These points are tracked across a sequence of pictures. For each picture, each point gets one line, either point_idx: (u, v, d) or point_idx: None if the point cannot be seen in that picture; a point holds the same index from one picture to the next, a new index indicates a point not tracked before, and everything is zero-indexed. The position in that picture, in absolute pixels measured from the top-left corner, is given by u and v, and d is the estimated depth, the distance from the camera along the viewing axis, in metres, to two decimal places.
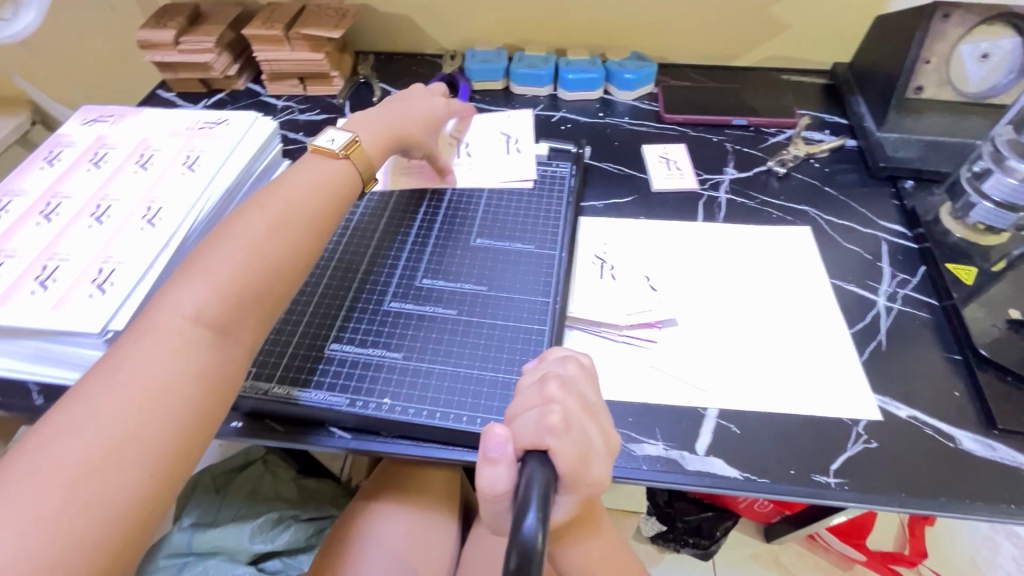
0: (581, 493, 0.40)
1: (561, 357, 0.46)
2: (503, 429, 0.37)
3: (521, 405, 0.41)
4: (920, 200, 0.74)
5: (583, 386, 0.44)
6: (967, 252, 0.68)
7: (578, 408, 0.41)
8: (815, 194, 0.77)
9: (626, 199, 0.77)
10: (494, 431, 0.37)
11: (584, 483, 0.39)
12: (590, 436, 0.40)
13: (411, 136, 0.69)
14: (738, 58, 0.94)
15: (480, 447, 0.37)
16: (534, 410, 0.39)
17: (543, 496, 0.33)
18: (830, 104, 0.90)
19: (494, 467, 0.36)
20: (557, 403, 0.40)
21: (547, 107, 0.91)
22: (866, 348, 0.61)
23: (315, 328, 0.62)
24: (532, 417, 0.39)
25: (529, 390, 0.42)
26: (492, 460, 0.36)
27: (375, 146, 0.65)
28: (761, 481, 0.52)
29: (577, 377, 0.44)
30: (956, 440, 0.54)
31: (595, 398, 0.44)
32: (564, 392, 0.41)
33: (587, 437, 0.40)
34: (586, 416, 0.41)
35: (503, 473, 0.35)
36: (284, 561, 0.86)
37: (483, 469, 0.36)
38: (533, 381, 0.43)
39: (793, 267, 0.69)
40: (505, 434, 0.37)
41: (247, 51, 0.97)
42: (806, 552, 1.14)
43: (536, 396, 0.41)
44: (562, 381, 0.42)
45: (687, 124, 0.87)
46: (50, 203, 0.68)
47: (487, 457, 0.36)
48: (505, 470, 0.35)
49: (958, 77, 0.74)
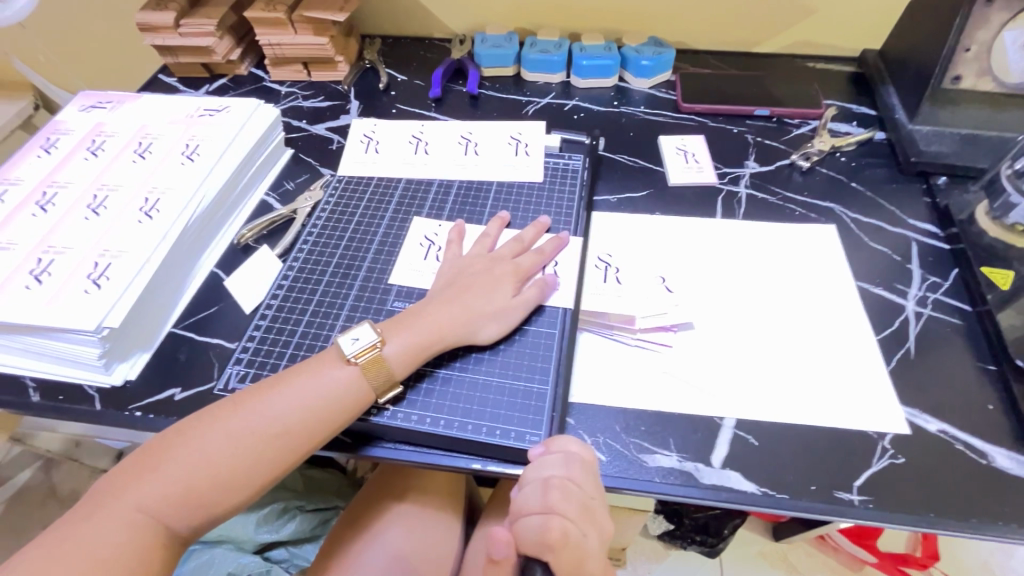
0: None
1: (563, 457, 0.47)
2: (505, 535, 0.45)
3: (524, 507, 0.46)
4: (954, 197, 0.70)
5: (585, 488, 0.47)
6: (1003, 254, 0.64)
7: (576, 515, 0.46)
8: (841, 190, 0.73)
9: (640, 193, 0.74)
10: (497, 539, 0.44)
11: None
12: (585, 540, 0.45)
13: (443, 329, 0.55)
14: (762, 44, 0.90)
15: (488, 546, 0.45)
16: (535, 519, 0.45)
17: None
18: (858, 93, 0.85)
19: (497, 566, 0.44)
20: (556, 516, 0.45)
21: (559, 94, 0.88)
22: (893, 356, 0.58)
23: (316, 329, 0.60)
24: (534, 526, 0.45)
25: (532, 492, 0.47)
26: (497, 561, 0.44)
27: (400, 356, 0.53)
28: (779, 497, 0.49)
29: (581, 480, 0.47)
30: (988, 457, 0.51)
31: (592, 494, 0.48)
32: (564, 499, 0.46)
33: (583, 541, 0.45)
34: (583, 522, 0.46)
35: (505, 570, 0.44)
36: (291, 551, 0.86)
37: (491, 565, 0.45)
38: (535, 480, 0.47)
39: (816, 267, 0.65)
40: (506, 539, 0.44)
41: (250, 35, 0.94)
42: (815, 551, 1.12)
43: (537, 502, 0.46)
44: (564, 487, 0.46)
45: (706, 114, 0.83)
46: (46, 193, 0.67)
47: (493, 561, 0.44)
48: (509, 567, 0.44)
49: (999, 67, 0.69)
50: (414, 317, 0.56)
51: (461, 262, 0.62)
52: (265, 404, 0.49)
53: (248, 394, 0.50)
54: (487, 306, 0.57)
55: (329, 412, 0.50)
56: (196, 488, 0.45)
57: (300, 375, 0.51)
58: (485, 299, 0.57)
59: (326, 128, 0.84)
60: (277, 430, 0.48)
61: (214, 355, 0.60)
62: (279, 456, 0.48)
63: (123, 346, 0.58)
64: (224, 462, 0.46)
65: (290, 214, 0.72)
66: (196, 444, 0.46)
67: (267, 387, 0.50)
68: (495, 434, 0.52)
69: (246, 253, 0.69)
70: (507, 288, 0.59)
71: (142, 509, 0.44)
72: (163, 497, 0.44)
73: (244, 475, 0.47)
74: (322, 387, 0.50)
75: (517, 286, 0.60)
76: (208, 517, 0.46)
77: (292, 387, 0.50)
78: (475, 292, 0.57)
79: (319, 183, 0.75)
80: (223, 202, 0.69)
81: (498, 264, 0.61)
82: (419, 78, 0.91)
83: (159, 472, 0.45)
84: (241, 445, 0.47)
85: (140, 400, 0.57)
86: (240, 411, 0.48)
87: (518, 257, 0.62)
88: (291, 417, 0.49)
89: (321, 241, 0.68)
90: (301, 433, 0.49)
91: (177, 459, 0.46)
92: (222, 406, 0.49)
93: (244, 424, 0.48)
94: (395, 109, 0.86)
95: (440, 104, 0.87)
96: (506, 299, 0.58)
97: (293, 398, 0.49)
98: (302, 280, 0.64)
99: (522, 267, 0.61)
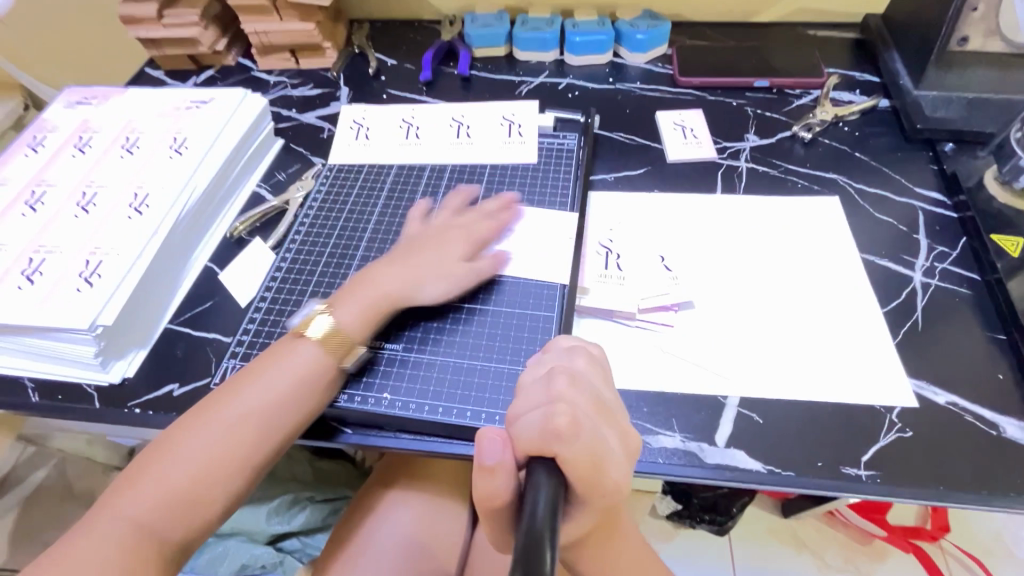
0: (601, 504, 0.37)
1: (566, 351, 0.45)
2: (500, 433, 0.35)
3: (524, 406, 0.39)
4: (962, 163, 0.68)
5: (595, 384, 0.42)
6: (1013, 221, 0.62)
7: (587, 407, 0.39)
8: (844, 160, 0.71)
9: (638, 171, 0.72)
10: (490, 437, 0.34)
11: (599, 492, 0.36)
12: (603, 437, 0.38)
13: (392, 298, 0.55)
14: (759, 13, 0.87)
15: (476, 456, 0.34)
16: (536, 410, 0.38)
17: (551, 514, 0.30)
18: (861, 60, 0.83)
19: (491, 477, 0.33)
20: (563, 402, 0.38)
21: (553, 73, 0.85)
22: (901, 329, 0.57)
23: (302, 316, 0.60)
24: (534, 420, 0.37)
25: (537, 389, 0.41)
26: (490, 469, 0.33)
27: (354, 325, 0.54)
28: (785, 475, 0.49)
29: (587, 372, 0.43)
30: (999, 428, 0.50)
31: (608, 397, 0.42)
32: (572, 390, 0.40)
33: (601, 438, 0.38)
34: (599, 417, 0.39)
35: (502, 482, 0.33)
36: (303, 540, 0.87)
37: (481, 480, 0.33)
38: (538, 378, 0.42)
39: (821, 239, 0.64)
40: (502, 438, 0.34)
41: (236, 24, 0.92)
42: (824, 526, 1.12)
43: (542, 395, 0.39)
44: (570, 377, 0.41)
45: (703, 88, 0.81)
46: (35, 192, 0.66)
47: (482, 466, 0.33)
48: (504, 481, 0.33)
49: (1007, 26, 0.66)
50: (360, 284, 0.56)
51: (419, 231, 0.62)
52: (228, 395, 0.49)
53: (213, 395, 0.50)
54: (434, 269, 0.57)
55: (300, 390, 0.50)
56: (180, 491, 0.45)
57: (258, 366, 0.51)
58: (431, 263, 0.57)
59: (317, 116, 0.82)
60: (246, 418, 0.48)
61: (211, 350, 0.60)
62: (256, 444, 0.48)
63: (119, 343, 0.58)
64: (207, 456, 0.46)
65: (283, 205, 0.71)
66: (170, 450, 0.46)
67: (237, 383, 0.51)
68: (495, 420, 0.51)
69: (239, 246, 0.68)
70: (460, 253, 0.59)
71: (128, 521, 0.43)
72: (146, 505, 0.44)
73: (225, 469, 0.47)
74: (289, 371, 0.51)
75: (474, 252, 0.60)
76: (201, 518, 0.46)
77: (259, 376, 0.50)
78: (423, 256, 0.58)
79: (310, 173, 0.74)
80: (213, 196, 0.68)
81: (452, 229, 0.61)
82: (409, 62, 0.89)
83: (145, 478, 0.45)
84: (221, 436, 0.47)
85: (138, 398, 0.57)
86: (214, 407, 0.49)
87: (480, 234, 0.60)
88: (258, 403, 0.49)
89: (313, 231, 0.67)
90: (275, 415, 0.49)
91: (155, 469, 0.46)
92: (196, 408, 0.49)
93: (214, 420, 0.48)
94: (386, 94, 0.84)
95: (432, 87, 0.85)
96: (457, 266, 0.58)
97: (257, 386, 0.50)
98: (295, 272, 0.63)
99: (473, 232, 0.61)
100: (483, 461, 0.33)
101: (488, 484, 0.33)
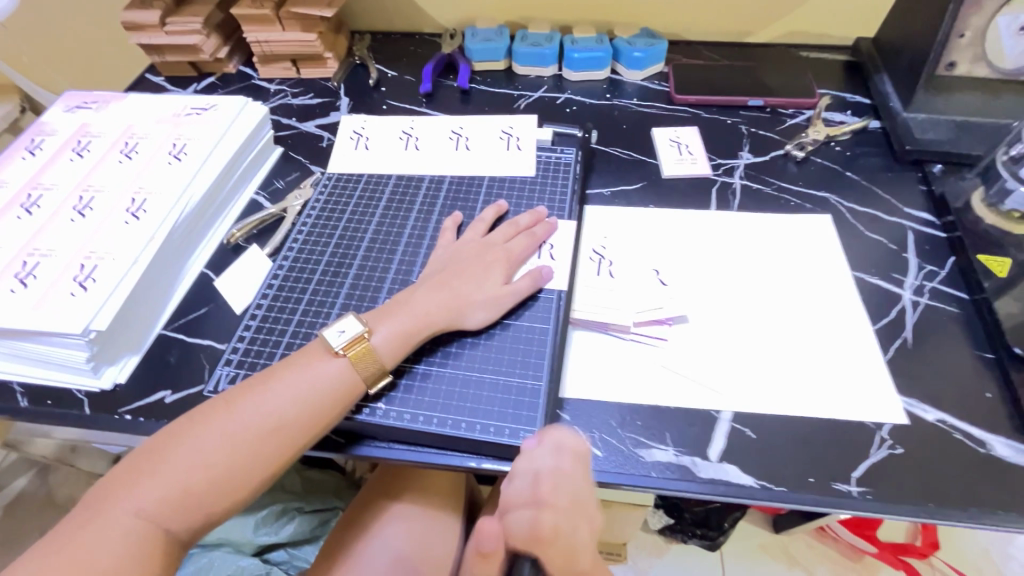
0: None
1: (554, 448, 0.45)
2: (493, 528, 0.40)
3: (513, 499, 0.43)
4: (949, 185, 0.70)
5: (577, 478, 0.44)
6: (999, 241, 0.63)
7: (569, 507, 0.43)
8: (836, 179, 0.73)
9: (634, 186, 0.73)
10: (485, 530, 0.39)
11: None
12: (578, 534, 0.43)
13: (428, 320, 0.55)
14: (753, 34, 0.89)
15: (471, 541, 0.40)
16: (525, 510, 0.41)
17: None
18: (852, 82, 0.85)
19: (486, 558, 0.39)
20: (548, 509, 0.41)
21: (551, 88, 0.87)
22: (891, 345, 0.57)
23: (308, 327, 0.59)
24: (523, 520, 0.41)
25: (522, 483, 0.43)
26: (485, 554, 0.39)
27: (388, 345, 0.53)
28: (777, 490, 0.49)
29: (570, 472, 0.44)
30: (987, 445, 0.51)
31: (586, 483, 0.45)
32: (556, 492, 0.43)
33: (574, 538, 0.42)
34: (577, 515, 0.43)
35: (493, 561, 0.40)
36: (290, 553, 0.85)
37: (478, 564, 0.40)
38: (526, 471, 0.44)
39: (811, 256, 0.65)
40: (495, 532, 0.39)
41: (238, 32, 0.92)
42: (815, 543, 1.12)
43: (528, 493, 0.43)
44: (555, 479, 0.43)
45: (699, 106, 0.83)
46: (30, 196, 0.66)
47: (481, 553, 0.39)
48: (494, 561, 0.40)
49: (993, 52, 0.68)
50: (399, 304, 0.56)
51: (454, 249, 0.62)
52: (248, 396, 0.49)
53: (240, 392, 0.49)
54: (477, 292, 0.57)
55: (325, 402, 0.50)
56: (193, 489, 0.45)
57: (292, 367, 0.51)
58: (473, 285, 0.57)
59: (317, 125, 0.83)
60: (272, 424, 0.48)
61: (205, 356, 0.60)
62: (276, 451, 0.48)
63: (112, 348, 0.58)
64: (221, 461, 0.46)
65: (281, 212, 0.71)
66: (191, 444, 0.46)
67: (259, 384, 0.50)
68: (489, 431, 0.51)
69: (236, 252, 0.68)
70: (498, 275, 0.59)
71: (140, 514, 0.43)
72: (159, 500, 0.44)
73: (241, 472, 0.46)
74: (316, 379, 0.50)
75: (508, 273, 0.60)
76: (209, 517, 0.45)
77: (283, 381, 0.50)
78: (465, 278, 0.58)
79: (309, 181, 0.74)
80: (211, 202, 0.68)
81: (486, 248, 0.61)
82: (409, 73, 0.90)
83: (154, 476, 0.44)
84: (238, 442, 0.46)
85: (129, 404, 0.56)
86: (233, 408, 0.48)
87: (515, 257, 0.60)
88: (287, 410, 0.48)
89: (311, 239, 0.67)
90: (296, 424, 0.48)
91: (173, 461, 0.45)
92: (214, 406, 0.48)
93: (240, 420, 0.47)
94: (386, 105, 0.85)
95: (432, 99, 0.86)
96: (494, 288, 0.58)
97: (286, 391, 0.49)
98: (292, 280, 0.63)
99: (514, 253, 0.61)
100: (478, 554, 0.39)
101: (481, 564, 0.40)
